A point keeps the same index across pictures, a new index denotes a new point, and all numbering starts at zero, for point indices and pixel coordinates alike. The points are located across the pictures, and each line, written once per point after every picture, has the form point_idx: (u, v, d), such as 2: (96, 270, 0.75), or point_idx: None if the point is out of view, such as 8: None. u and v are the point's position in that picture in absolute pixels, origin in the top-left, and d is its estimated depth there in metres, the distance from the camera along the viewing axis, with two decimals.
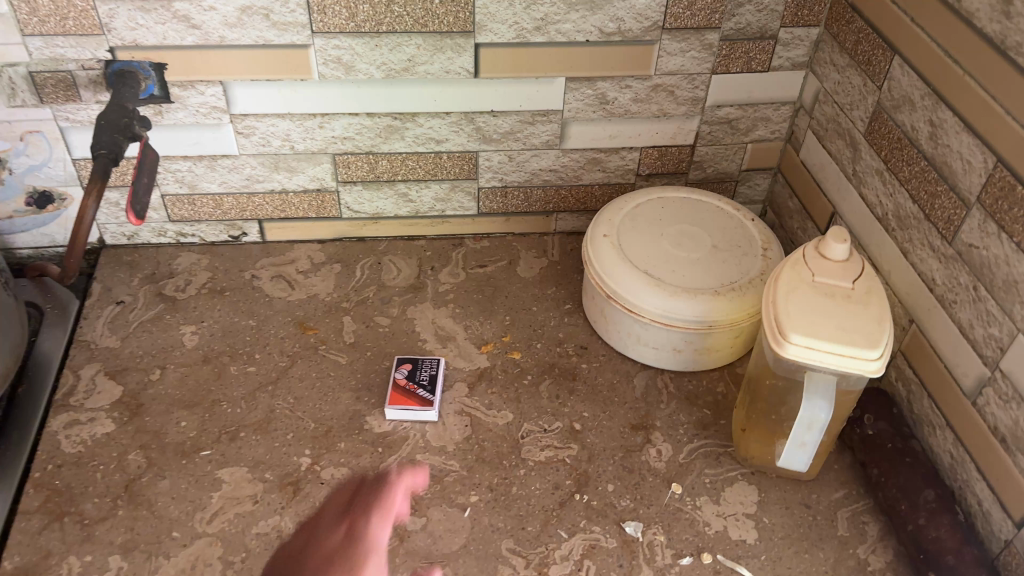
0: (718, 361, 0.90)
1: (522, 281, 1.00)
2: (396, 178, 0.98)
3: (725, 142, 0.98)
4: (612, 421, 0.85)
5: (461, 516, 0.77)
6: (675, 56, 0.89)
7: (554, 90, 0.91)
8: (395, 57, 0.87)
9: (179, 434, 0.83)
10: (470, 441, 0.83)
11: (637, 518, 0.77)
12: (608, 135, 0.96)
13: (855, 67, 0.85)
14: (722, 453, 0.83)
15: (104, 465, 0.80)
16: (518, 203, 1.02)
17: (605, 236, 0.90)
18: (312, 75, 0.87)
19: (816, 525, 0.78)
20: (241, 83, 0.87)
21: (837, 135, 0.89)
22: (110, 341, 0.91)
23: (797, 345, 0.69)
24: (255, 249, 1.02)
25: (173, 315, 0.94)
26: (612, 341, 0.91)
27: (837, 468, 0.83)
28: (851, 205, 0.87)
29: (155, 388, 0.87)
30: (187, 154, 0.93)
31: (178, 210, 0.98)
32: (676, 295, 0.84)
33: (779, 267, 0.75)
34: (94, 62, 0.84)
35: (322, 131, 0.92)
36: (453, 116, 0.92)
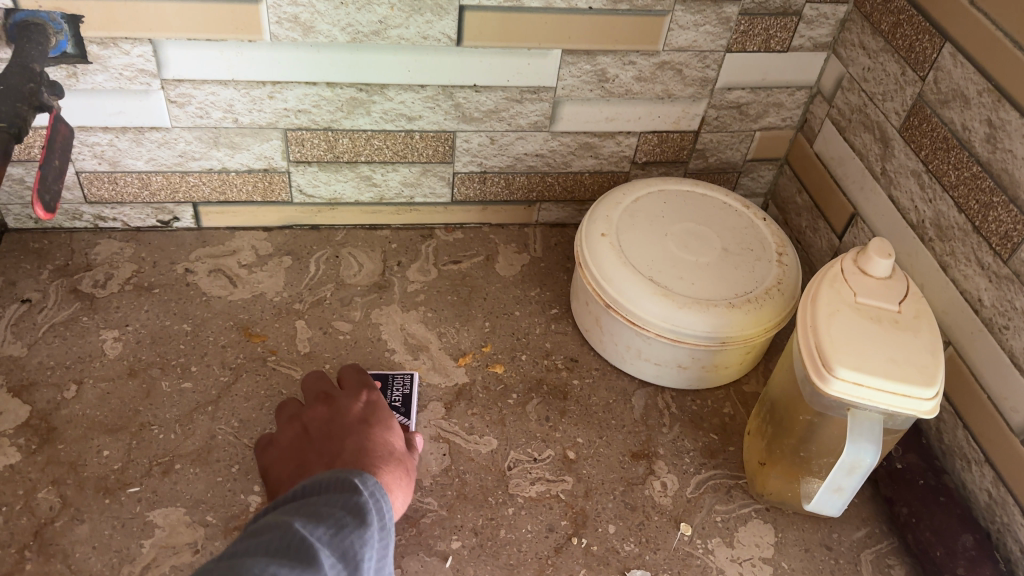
0: (725, 377, 0.80)
1: (501, 281, 0.88)
2: (358, 159, 0.84)
3: (732, 129, 0.88)
4: (609, 448, 0.76)
5: (442, 567, 0.66)
6: (688, 30, 0.78)
7: (548, 64, 0.78)
8: (364, 18, 0.73)
9: (101, 466, 0.69)
10: (450, 473, 0.72)
11: (643, 566, 0.68)
12: (604, 117, 0.84)
13: (891, 52, 0.75)
14: (734, 486, 0.74)
15: (7, 507, 0.66)
16: (497, 191, 0.90)
17: (603, 235, 0.79)
18: (263, 36, 0.72)
19: (839, 571, 0.70)
20: (175, 42, 0.72)
21: (863, 128, 0.79)
22: (13, 348, 0.76)
23: (845, 380, 0.60)
24: (189, 237, 0.88)
25: (92, 316, 0.79)
26: (607, 353, 0.81)
27: (857, 502, 0.75)
28: (878, 207, 0.78)
29: (70, 408, 0.72)
30: (108, 125, 0.77)
31: (96, 189, 0.83)
32: (686, 307, 0.74)
33: (814, 286, 0.66)
34: None
35: (272, 102, 0.78)
36: (429, 89, 0.79)
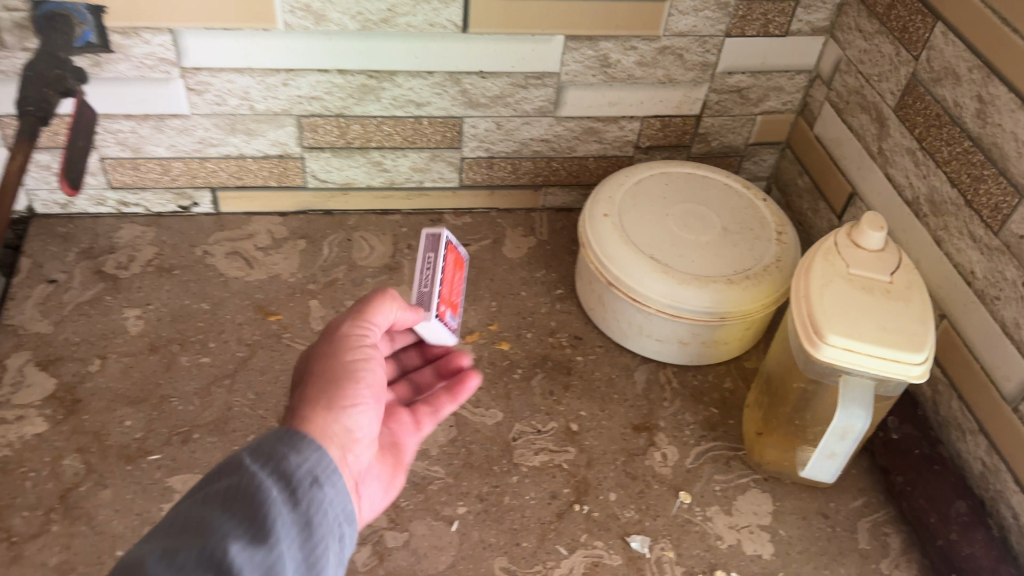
0: (726, 353, 0.82)
1: (508, 262, 0.91)
2: (369, 144, 0.87)
3: (734, 113, 0.90)
4: (612, 421, 0.78)
5: (448, 531, 0.69)
6: (688, 15, 0.80)
7: (551, 50, 0.81)
8: (373, 6, 0.76)
9: (123, 435, 0.72)
10: (456, 443, 0.75)
11: (643, 531, 0.70)
12: (607, 102, 0.86)
13: (886, 34, 0.76)
14: (733, 457, 0.76)
15: (35, 472, 0.70)
16: (504, 175, 0.92)
17: (605, 215, 0.81)
18: (277, 25, 0.76)
19: (835, 537, 0.71)
20: (193, 31, 0.75)
21: (861, 109, 0.81)
22: (41, 325, 0.80)
23: (836, 347, 0.61)
24: (208, 222, 0.91)
25: (115, 296, 0.82)
26: (609, 330, 0.83)
27: (854, 473, 0.76)
28: (875, 186, 0.80)
29: (94, 381, 0.76)
30: (130, 112, 0.81)
31: (119, 175, 0.86)
32: (685, 284, 0.76)
33: (808, 258, 0.68)
34: (20, 2, 0.72)
35: (286, 89, 0.81)
36: (436, 76, 0.82)
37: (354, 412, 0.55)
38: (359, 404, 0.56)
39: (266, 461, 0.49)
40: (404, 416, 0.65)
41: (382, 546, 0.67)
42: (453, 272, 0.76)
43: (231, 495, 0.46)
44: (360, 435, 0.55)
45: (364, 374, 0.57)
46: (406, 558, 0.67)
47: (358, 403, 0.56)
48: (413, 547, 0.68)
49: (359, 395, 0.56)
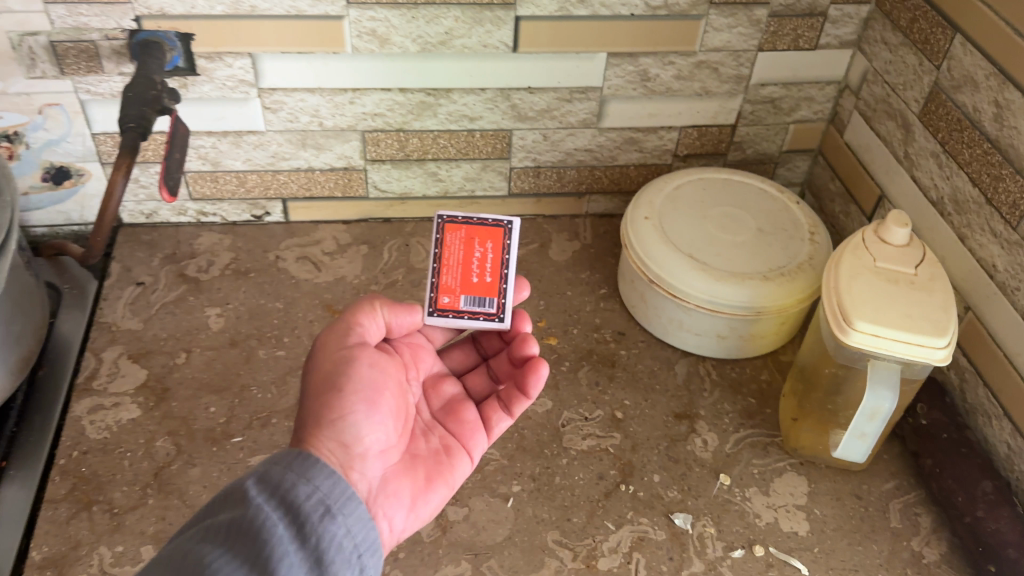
0: (763, 347, 0.87)
1: (555, 265, 0.97)
2: (426, 156, 0.95)
3: (767, 122, 0.96)
4: (654, 409, 0.83)
5: (504, 507, 0.75)
6: (722, 32, 0.86)
7: (595, 66, 0.87)
8: (432, 30, 0.83)
9: (208, 420, 0.80)
10: (510, 428, 0.81)
11: (685, 509, 0.75)
12: (647, 113, 0.93)
13: (909, 46, 0.82)
14: (770, 443, 0.81)
15: (132, 452, 0.77)
16: (550, 184, 0.99)
17: (646, 218, 0.87)
18: (345, 48, 0.83)
19: (867, 516, 0.76)
20: (271, 55, 0.83)
21: (887, 116, 0.86)
22: (132, 323, 0.88)
23: (864, 332, 0.67)
24: (279, 230, 0.99)
25: (198, 296, 0.91)
26: (652, 326, 0.89)
27: (886, 458, 0.81)
28: (902, 188, 0.85)
29: (181, 372, 0.84)
30: (211, 130, 0.89)
31: (200, 187, 0.94)
32: (723, 280, 0.81)
33: (838, 253, 0.73)
34: (118, 32, 0.80)
35: (352, 107, 0.89)
36: (488, 92, 0.89)
37: (345, 422, 0.58)
38: (350, 411, 0.59)
39: (270, 492, 0.53)
40: (469, 414, 0.68)
41: (444, 519, 0.73)
42: (470, 253, 0.70)
43: (236, 527, 0.50)
44: (361, 443, 0.59)
45: (350, 380, 0.60)
46: (466, 530, 0.73)
47: (350, 411, 0.59)
48: (473, 521, 0.74)
49: (346, 405, 0.59)
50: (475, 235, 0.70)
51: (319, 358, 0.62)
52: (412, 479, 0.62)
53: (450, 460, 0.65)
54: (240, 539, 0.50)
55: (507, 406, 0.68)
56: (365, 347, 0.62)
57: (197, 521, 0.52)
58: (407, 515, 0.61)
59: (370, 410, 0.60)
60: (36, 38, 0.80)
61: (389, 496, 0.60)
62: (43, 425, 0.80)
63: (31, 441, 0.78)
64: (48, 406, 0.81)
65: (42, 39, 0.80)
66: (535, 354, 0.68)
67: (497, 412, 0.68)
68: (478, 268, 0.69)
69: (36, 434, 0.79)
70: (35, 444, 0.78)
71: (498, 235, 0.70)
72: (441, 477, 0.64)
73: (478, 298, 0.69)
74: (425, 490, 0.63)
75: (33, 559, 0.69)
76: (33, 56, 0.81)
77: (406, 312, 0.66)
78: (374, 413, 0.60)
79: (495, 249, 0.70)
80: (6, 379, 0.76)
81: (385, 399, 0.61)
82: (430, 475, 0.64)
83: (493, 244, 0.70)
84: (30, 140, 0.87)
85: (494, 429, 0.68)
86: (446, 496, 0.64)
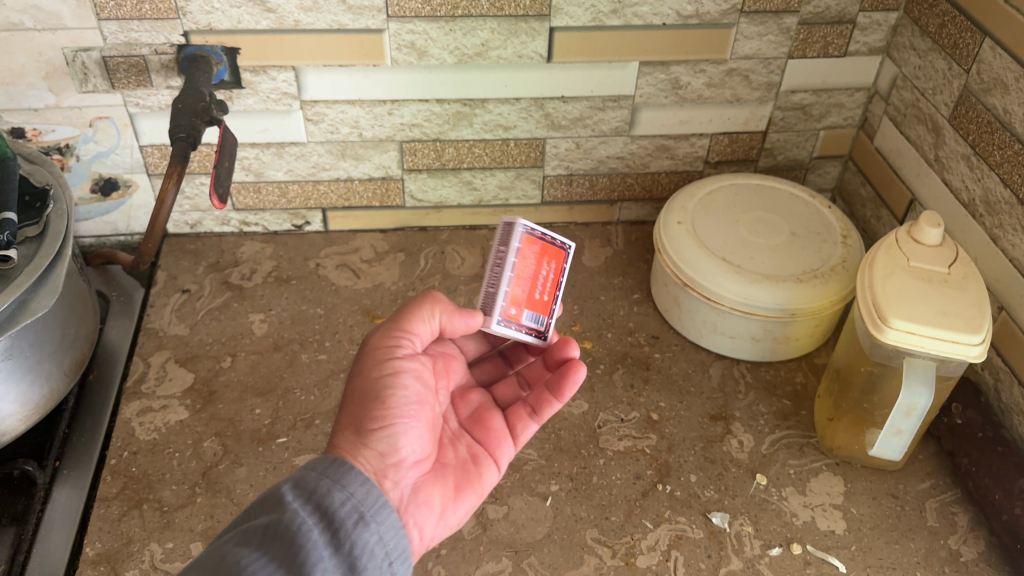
0: (797, 350, 0.88)
1: (588, 271, 0.99)
2: (461, 165, 0.97)
3: (798, 128, 0.97)
4: (690, 411, 0.84)
5: (543, 505, 0.76)
6: (753, 40, 0.88)
7: (627, 74, 0.89)
8: (469, 41, 0.85)
9: (254, 421, 0.82)
10: (547, 429, 0.82)
11: (723, 508, 0.76)
12: (679, 121, 0.94)
13: (938, 51, 0.83)
14: (806, 444, 0.82)
15: (180, 452, 0.79)
16: (583, 191, 1.01)
17: (680, 223, 0.88)
18: (385, 61, 0.86)
19: (904, 515, 0.76)
20: (314, 68, 0.86)
21: (917, 120, 0.87)
22: (178, 328, 0.90)
23: (898, 329, 0.68)
24: (318, 238, 1.01)
25: (241, 303, 0.93)
26: (685, 330, 0.90)
27: (922, 458, 0.81)
28: (933, 191, 0.86)
29: (227, 375, 0.86)
30: (255, 141, 0.92)
31: (243, 197, 0.97)
32: (757, 283, 0.82)
33: (871, 253, 0.74)
34: (168, 46, 0.83)
35: (391, 117, 0.91)
36: (523, 102, 0.91)
37: (382, 431, 0.59)
38: (389, 420, 0.60)
39: (306, 497, 0.54)
40: (497, 422, 0.69)
41: (485, 517, 0.75)
42: (540, 269, 0.70)
43: (272, 531, 0.51)
44: (397, 452, 0.60)
45: (390, 388, 0.61)
46: (506, 528, 0.74)
47: (388, 420, 0.60)
48: (512, 519, 0.75)
49: (383, 412, 0.60)
50: (546, 253, 0.70)
51: (361, 363, 0.63)
52: (443, 488, 0.63)
53: (478, 469, 0.66)
54: (276, 542, 0.51)
55: (535, 412, 0.69)
56: (410, 355, 0.63)
57: (235, 524, 0.54)
58: (438, 523, 0.62)
59: (407, 419, 0.61)
60: (88, 53, 0.83)
61: (420, 505, 0.61)
62: (94, 426, 0.82)
63: (83, 441, 0.81)
64: (98, 409, 0.84)
65: (94, 54, 0.83)
66: (575, 357, 0.70)
67: (524, 418, 0.69)
68: (542, 285, 0.70)
69: (88, 434, 0.81)
70: (87, 444, 0.81)
71: (560, 257, 0.72)
72: (469, 486, 0.65)
73: (535, 313, 0.70)
74: (454, 499, 0.64)
75: (87, 555, 0.71)
76: (85, 70, 0.84)
77: (464, 316, 0.66)
78: (410, 423, 0.61)
79: (555, 271, 0.71)
80: (60, 380, 0.78)
81: (422, 408, 0.62)
82: (459, 483, 0.65)
83: (555, 266, 0.71)
84: (81, 152, 0.91)
85: (520, 436, 0.69)
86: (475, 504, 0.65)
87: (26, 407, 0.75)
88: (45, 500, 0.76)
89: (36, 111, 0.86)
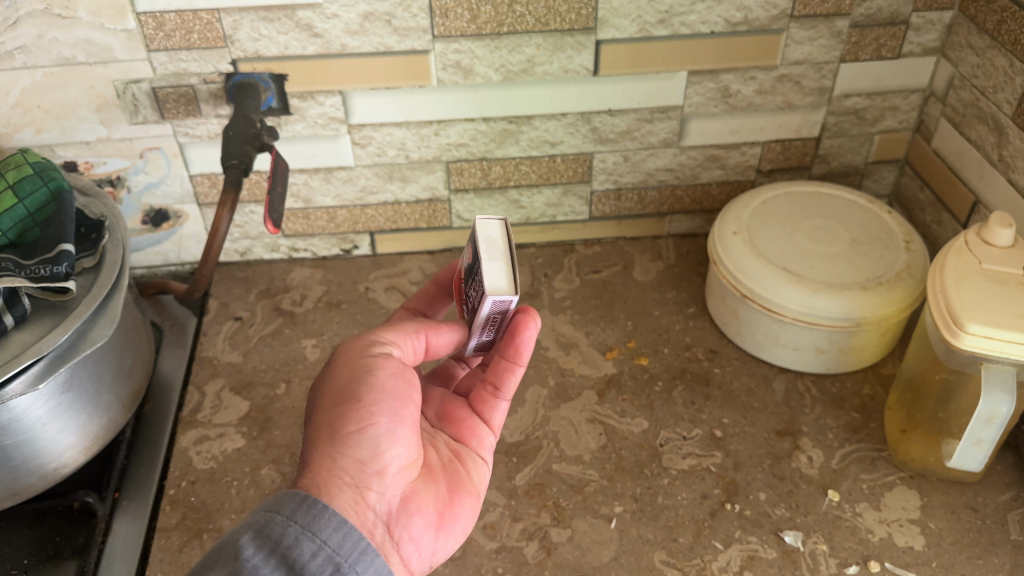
0: (862, 361, 0.86)
1: (640, 285, 0.98)
2: (508, 184, 0.96)
3: (852, 133, 0.95)
4: (754, 427, 0.82)
5: (607, 527, 0.74)
6: (803, 44, 0.86)
7: (675, 84, 0.88)
8: (514, 58, 0.85)
9: None
10: (607, 449, 0.80)
11: (796, 527, 0.73)
12: (729, 130, 0.93)
13: (998, 48, 0.79)
14: (877, 457, 0.79)
15: (238, 481, 0.78)
16: (632, 206, 1.00)
17: (735, 233, 0.87)
18: (431, 81, 0.86)
19: (986, 529, 0.73)
20: (361, 92, 0.86)
21: (978, 120, 0.84)
22: (232, 356, 0.90)
23: (975, 335, 0.65)
24: (366, 262, 1.01)
25: (293, 329, 0.93)
26: (746, 343, 0.88)
27: (1000, 469, 0.78)
28: (999, 192, 0.82)
29: (282, 402, 0.85)
30: (304, 167, 0.92)
31: (293, 224, 0.98)
32: (820, 292, 0.80)
33: (940, 258, 0.72)
34: (216, 75, 0.84)
35: (437, 138, 0.91)
36: (570, 117, 0.90)
37: (363, 438, 0.55)
38: (372, 425, 0.55)
39: (267, 548, 0.51)
40: (463, 413, 0.67)
41: (548, 541, 0.73)
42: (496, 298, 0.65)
43: None
44: (380, 459, 0.56)
45: (370, 394, 0.56)
46: (571, 552, 0.72)
47: (371, 425, 0.55)
48: (577, 542, 0.72)
49: (367, 416, 0.55)
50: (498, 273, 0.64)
51: (338, 368, 0.58)
52: (433, 496, 0.61)
53: (466, 467, 0.64)
54: None
55: (499, 387, 0.65)
56: (393, 358, 0.59)
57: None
58: (433, 534, 0.60)
59: (399, 423, 0.56)
60: (139, 85, 0.83)
61: (411, 515, 0.58)
62: (151, 456, 0.82)
63: (141, 471, 0.81)
64: (155, 438, 0.84)
65: (144, 86, 0.84)
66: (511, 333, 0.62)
67: (492, 402, 0.66)
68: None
69: (145, 464, 0.81)
70: (144, 474, 0.80)
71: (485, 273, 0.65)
72: (463, 488, 0.63)
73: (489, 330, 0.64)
74: (450, 506, 0.62)
75: None
76: (136, 102, 0.85)
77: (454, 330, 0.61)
78: (398, 426, 0.56)
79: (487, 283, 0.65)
80: (118, 411, 0.78)
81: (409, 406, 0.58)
82: (450, 488, 0.62)
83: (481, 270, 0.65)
84: (131, 183, 0.91)
85: (492, 419, 0.67)
86: (471, 515, 0.63)
87: (85, 438, 0.75)
88: (106, 532, 0.75)
89: (88, 144, 0.87)
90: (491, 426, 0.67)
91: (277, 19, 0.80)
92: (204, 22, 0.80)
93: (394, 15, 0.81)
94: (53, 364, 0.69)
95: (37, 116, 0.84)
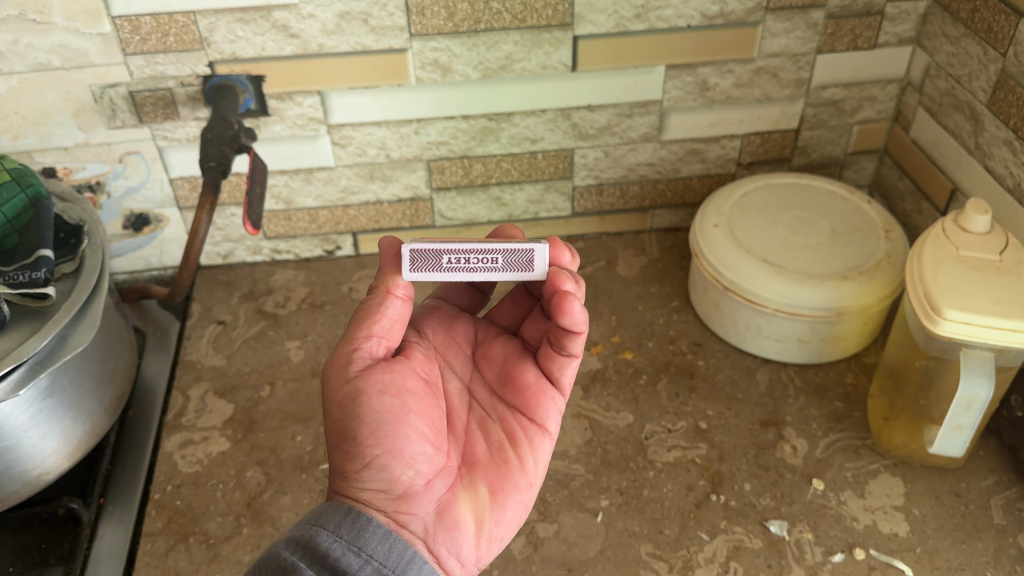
0: (845, 350, 0.86)
1: (623, 280, 0.98)
2: (489, 181, 0.96)
3: (831, 124, 0.96)
4: (738, 418, 0.82)
5: (594, 521, 0.74)
6: (779, 37, 0.87)
7: (653, 79, 0.89)
8: (492, 55, 0.85)
9: (295, 449, 0.81)
10: (593, 443, 0.80)
11: (781, 516, 0.73)
12: (709, 123, 0.93)
13: (972, 37, 0.80)
14: (862, 446, 0.79)
15: (223, 484, 0.78)
16: (614, 201, 1.00)
17: (716, 226, 0.87)
18: (409, 80, 0.86)
19: (969, 514, 0.73)
20: (338, 92, 0.86)
21: (954, 108, 0.84)
22: (216, 359, 0.90)
23: (953, 321, 0.65)
24: (350, 263, 1.01)
25: (277, 331, 0.93)
26: (729, 335, 0.88)
27: (983, 455, 0.79)
28: (976, 179, 0.83)
29: (266, 404, 0.85)
30: (284, 168, 0.92)
31: (274, 225, 0.97)
32: (801, 283, 0.80)
33: (917, 245, 0.73)
34: (193, 78, 0.84)
35: (417, 137, 0.91)
36: (549, 113, 0.90)
37: (373, 470, 0.55)
38: (375, 457, 0.55)
39: (316, 562, 0.52)
40: (527, 377, 0.62)
41: (535, 536, 0.73)
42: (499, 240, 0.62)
43: None
44: (398, 484, 0.55)
45: (364, 429, 0.55)
46: (558, 546, 0.72)
47: (372, 458, 0.55)
48: (564, 537, 0.73)
49: (366, 451, 0.55)
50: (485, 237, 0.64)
51: (328, 398, 0.57)
52: (474, 500, 0.59)
53: (516, 452, 0.61)
54: None
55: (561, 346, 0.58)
56: (377, 369, 0.57)
57: None
58: (476, 541, 0.58)
59: (400, 443, 0.55)
60: (116, 89, 0.83)
61: (450, 529, 0.57)
62: (136, 461, 0.82)
63: (125, 477, 0.80)
64: (139, 444, 0.83)
65: (122, 90, 0.83)
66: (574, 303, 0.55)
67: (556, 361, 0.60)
68: None
69: (130, 470, 0.81)
70: (129, 480, 0.80)
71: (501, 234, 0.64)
72: (507, 480, 0.60)
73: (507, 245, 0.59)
74: (494, 505, 0.59)
75: None
76: (114, 106, 0.84)
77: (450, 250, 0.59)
78: (401, 448, 0.55)
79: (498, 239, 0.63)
80: (101, 417, 0.78)
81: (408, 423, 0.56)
82: (495, 485, 0.60)
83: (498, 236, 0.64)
84: (111, 188, 0.91)
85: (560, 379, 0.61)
86: (523, 507, 0.60)
87: (68, 444, 0.75)
88: (91, 537, 0.75)
89: (67, 149, 0.87)
90: (559, 387, 0.61)
91: (253, 20, 0.80)
92: (180, 24, 0.80)
93: (370, 14, 0.80)
94: (33, 369, 0.68)
95: (14, 123, 0.84)
